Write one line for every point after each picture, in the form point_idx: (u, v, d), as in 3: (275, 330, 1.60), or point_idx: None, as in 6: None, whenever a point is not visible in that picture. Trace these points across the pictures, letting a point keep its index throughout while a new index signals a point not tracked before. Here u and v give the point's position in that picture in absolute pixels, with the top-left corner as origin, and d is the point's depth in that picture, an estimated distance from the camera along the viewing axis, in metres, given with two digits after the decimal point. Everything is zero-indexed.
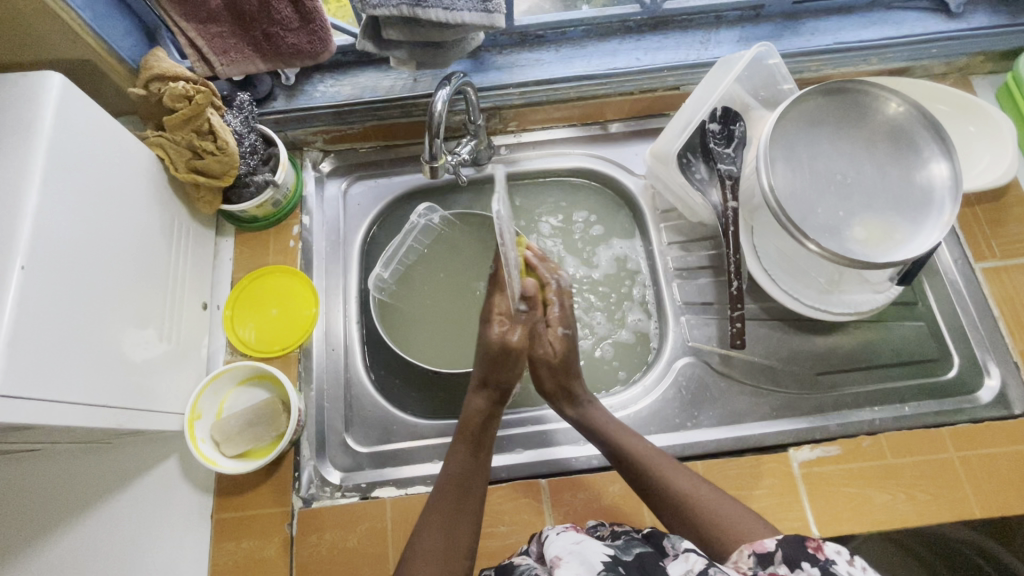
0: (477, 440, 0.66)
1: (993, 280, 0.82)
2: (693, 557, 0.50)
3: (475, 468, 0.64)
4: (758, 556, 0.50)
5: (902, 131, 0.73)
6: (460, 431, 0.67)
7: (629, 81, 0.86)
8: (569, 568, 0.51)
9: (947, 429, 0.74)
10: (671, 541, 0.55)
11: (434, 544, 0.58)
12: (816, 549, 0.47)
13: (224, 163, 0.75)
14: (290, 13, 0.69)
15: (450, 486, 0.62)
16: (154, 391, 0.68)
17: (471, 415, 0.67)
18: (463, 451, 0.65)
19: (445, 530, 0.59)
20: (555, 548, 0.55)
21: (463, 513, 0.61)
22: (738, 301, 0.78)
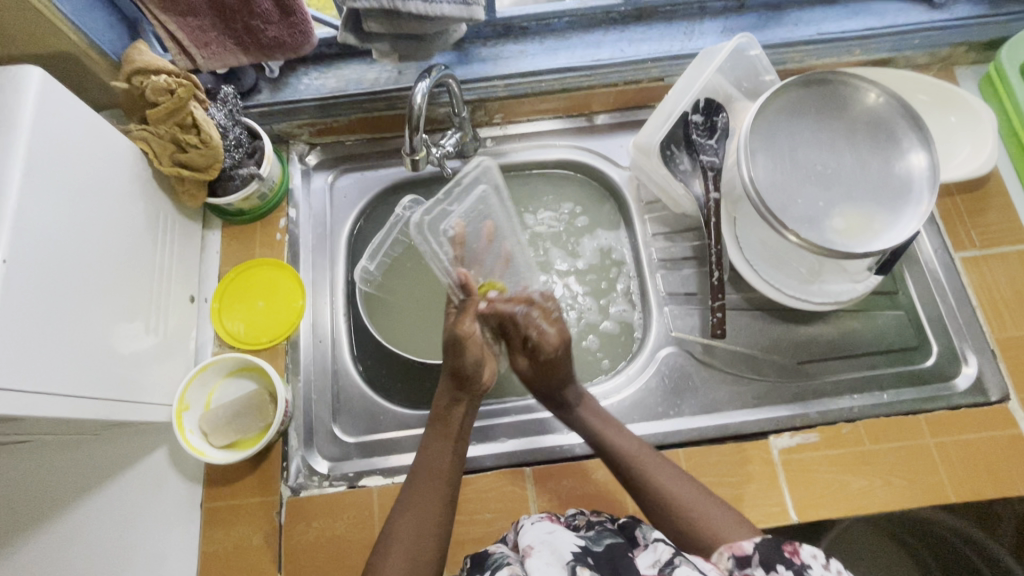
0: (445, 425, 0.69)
1: (972, 270, 0.83)
2: (660, 547, 0.53)
3: (447, 449, 0.67)
4: (737, 559, 0.55)
5: (881, 121, 0.74)
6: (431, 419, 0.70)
7: (612, 72, 0.87)
8: (541, 558, 0.53)
9: (924, 417, 0.76)
10: (642, 531, 0.58)
11: (410, 525, 0.62)
12: (793, 552, 0.53)
13: (209, 157, 0.75)
14: (270, 6, 0.70)
15: (423, 474, 0.66)
16: (141, 384, 0.69)
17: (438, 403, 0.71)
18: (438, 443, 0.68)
19: (421, 513, 0.63)
20: (528, 536, 0.56)
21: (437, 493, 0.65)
22: (720, 291, 0.80)
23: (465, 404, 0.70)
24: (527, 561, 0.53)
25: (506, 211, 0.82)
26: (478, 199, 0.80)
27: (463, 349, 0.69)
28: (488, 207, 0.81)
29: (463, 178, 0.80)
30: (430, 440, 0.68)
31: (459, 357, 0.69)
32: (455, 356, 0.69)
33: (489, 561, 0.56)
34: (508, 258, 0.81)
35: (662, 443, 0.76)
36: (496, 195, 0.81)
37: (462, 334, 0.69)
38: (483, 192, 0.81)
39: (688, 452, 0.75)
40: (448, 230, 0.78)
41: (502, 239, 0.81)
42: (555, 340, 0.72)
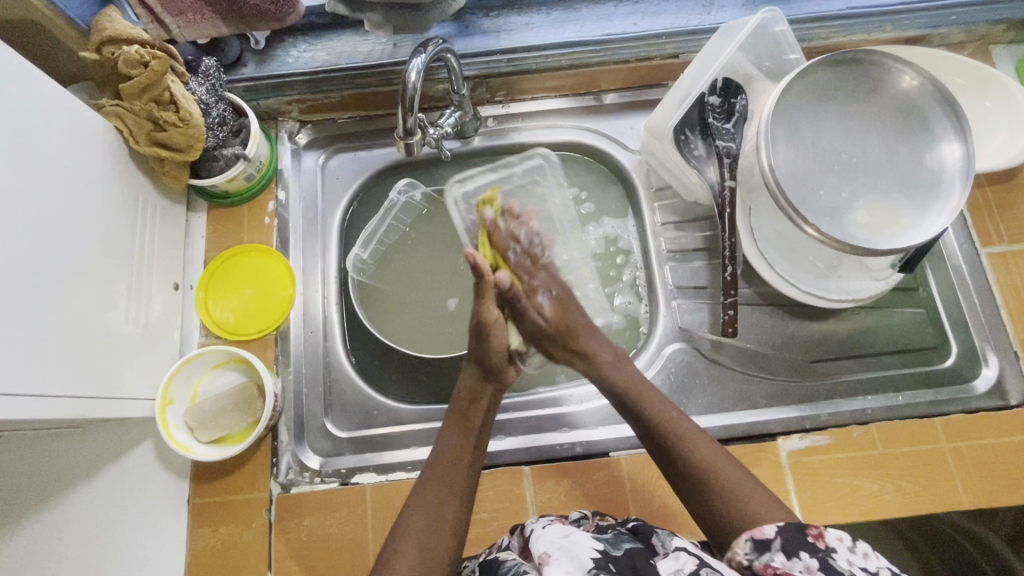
0: (467, 419, 0.64)
1: (998, 266, 0.79)
2: (683, 557, 0.50)
3: (466, 447, 0.63)
4: (755, 543, 0.51)
5: (914, 106, 0.68)
6: (451, 410, 0.65)
7: (624, 48, 0.80)
8: (561, 565, 0.50)
9: (940, 420, 0.73)
10: (660, 538, 0.54)
11: (422, 523, 0.57)
12: (817, 536, 0.48)
13: (189, 135, 0.70)
14: None
15: (438, 468, 0.61)
16: (122, 379, 0.65)
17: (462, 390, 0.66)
18: (454, 432, 0.64)
19: (433, 511, 0.58)
20: (542, 543, 0.53)
21: (456, 491, 0.60)
22: (732, 287, 0.76)
23: (489, 399, 0.66)
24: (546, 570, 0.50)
25: (554, 191, 0.83)
26: (530, 182, 0.83)
27: (487, 338, 0.65)
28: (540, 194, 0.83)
29: (520, 176, 0.82)
30: (448, 433, 0.64)
31: (483, 346, 0.66)
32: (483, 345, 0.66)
33: (501, 569, 0.53)
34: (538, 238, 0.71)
35: None
36: (546, 179, 0.83)
37: (488, 322, 0.65)
38: (535, 179, 0.83)
39: None
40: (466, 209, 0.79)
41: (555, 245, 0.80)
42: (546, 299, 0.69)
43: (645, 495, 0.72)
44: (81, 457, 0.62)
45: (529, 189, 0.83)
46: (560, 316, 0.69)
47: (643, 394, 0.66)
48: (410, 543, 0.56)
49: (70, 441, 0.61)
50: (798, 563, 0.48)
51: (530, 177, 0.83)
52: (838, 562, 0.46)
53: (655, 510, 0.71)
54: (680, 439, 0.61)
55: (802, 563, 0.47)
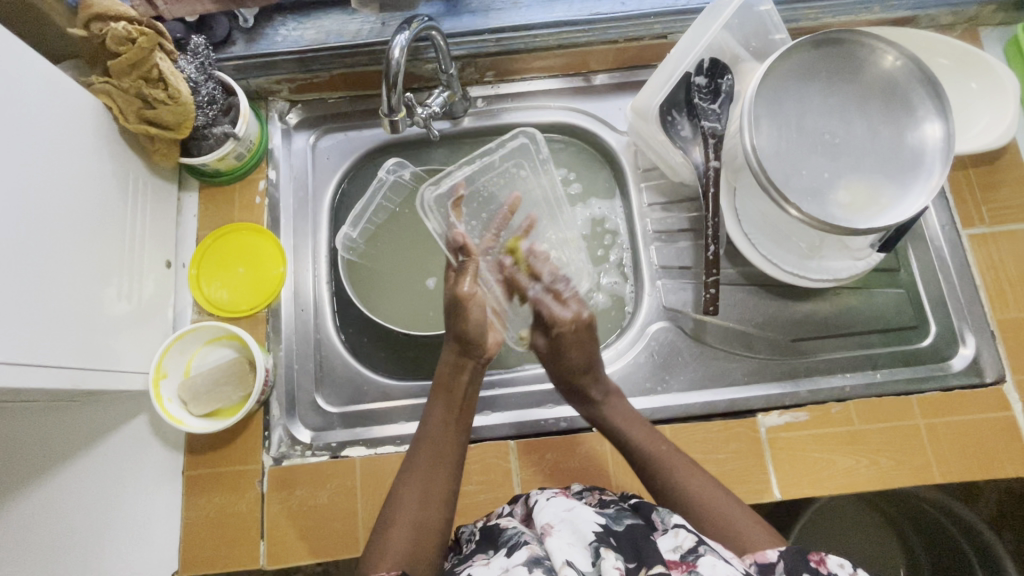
0: (451, 392, 0.66)
1: (978, 247, 0.80)
2: (682, 534, 0.51)
3: (450, 420, 0.64)
4: (759, 566, 0.51)
5: (897, 86, 0.69)
6: (434, 386, 0.67)
7: (612, 27, 0.81)
8: (562, 537, 0.51)
9: (917, 397, 0.74)
10: (660, 515, 0.55)
11: (414, 491, 0.58)
12: (818, 562, 0.48)
13: (179, 114, 0.71)
14: None
15: (426, 443, 0.62)
16: (117, 353, 0.67)
17: (443, 370, 0.68)
18: (440, 407, 0.65)
19: (423, 481, 0.59)
20: (546, 515, 0.55)
21: (444, 461, 0.61)
22: (714, 266, 0.76)
23: (469, 372, 0.68)
24: (547, 540, 0.52)
25: (535, 174, 0.80)
26: (508, 169, 0.80)
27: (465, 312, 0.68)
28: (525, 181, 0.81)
29: (501, 163, 0.80)
30: (433, 409, 0.65)
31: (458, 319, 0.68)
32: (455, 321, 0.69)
33: (503, 538, 0.56)
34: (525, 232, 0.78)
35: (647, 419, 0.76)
36: (530, 161, 0.80)
37: (464, 294, 0.68)
38: (518, 161, 0.80)
39: (674, 427, 0.74)
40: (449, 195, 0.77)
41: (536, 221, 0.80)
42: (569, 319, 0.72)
43: (627, 468, 0.74)
44: (78, 427, 0.64)
45: (504, 175, 0.81)
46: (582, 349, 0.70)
47: (632, 429, 0.69)
48: (403, 515, 0.56)
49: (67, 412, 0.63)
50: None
51: (510, 163, 0.80)
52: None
53: (636, 483, 0.73)
54: (652, 458, 0.65)
55: None
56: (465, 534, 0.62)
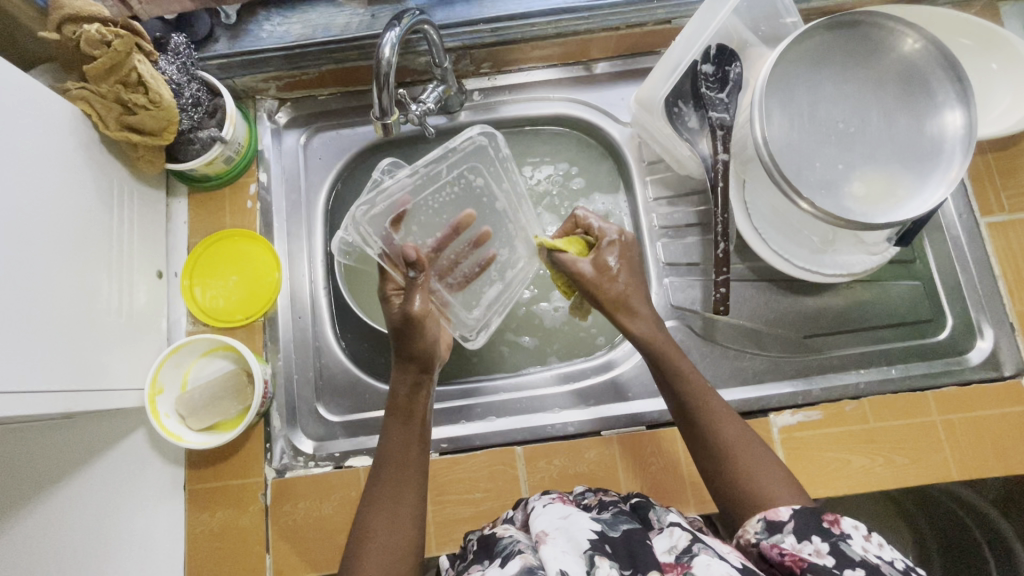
0: (410, 414, 0.62)
1: (998, 236, 0.77)
2: (677, 533, 0.49)
3: (412, 439, 0.60)
4: (768, 522, 0.49)
5: (916, 71, 0.66)
6: (392, 407, 0.62)
7: (613, 13, 0.77)
8: (556, 545, 0.48)
9: (933, 393, 0.72)
10: (657, 513, 0.53)
11: (382, 520, 0.55)
12: (833, 523, 0.46)
13: (160, 118, 0.68)
14: None
15: (387, 469, 0.58)
16: (110, 370, 0.65)
17: (400, 387, 0.63)
18: (398, 428, 0.61)
19: (391, 510, 0.56)
20: (541, 522, 0.52)
21: (408, 485, 0.57)
22: (724, 264, 0.74)
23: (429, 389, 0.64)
24: (542, 548, 0.48)
25: (495, 176, 0.74)
26: (462, 177, 0.74)
27: (423, 329, 0.64)
28: (479, 191, 0.75)
29: (450, 173, 0.74)
30: (390, 432, 0.61)
31: (411, 340, 0.64)
32: (405, 340, 0.64)
33: (498, 547, 0.52)
34: (459, 226, 0.74)
35: (657, 421, 0.74)
36: (487, 166, 0.74)
37: (419, 313, 0.63)
38: (473, 163, 0.74)
39: None
40: (392, 206, 0.71)
41: (479, 222, 0.75)
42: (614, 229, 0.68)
43: (635, 471, 0.72)
44: (74, 447, 0.62)
45: (455, 185, 0.74)
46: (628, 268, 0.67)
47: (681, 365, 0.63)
48: (373, 544, 0.53)
49: (60, 433, 0.61)
50: (809, 546, 0.45)
51: (464, 166, 0.74)
52: (849, 546, 0.44)
53: (645, 488, 0.72)
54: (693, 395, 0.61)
55: (811, 547, 0.45)
56: (471, 543, 0.58)
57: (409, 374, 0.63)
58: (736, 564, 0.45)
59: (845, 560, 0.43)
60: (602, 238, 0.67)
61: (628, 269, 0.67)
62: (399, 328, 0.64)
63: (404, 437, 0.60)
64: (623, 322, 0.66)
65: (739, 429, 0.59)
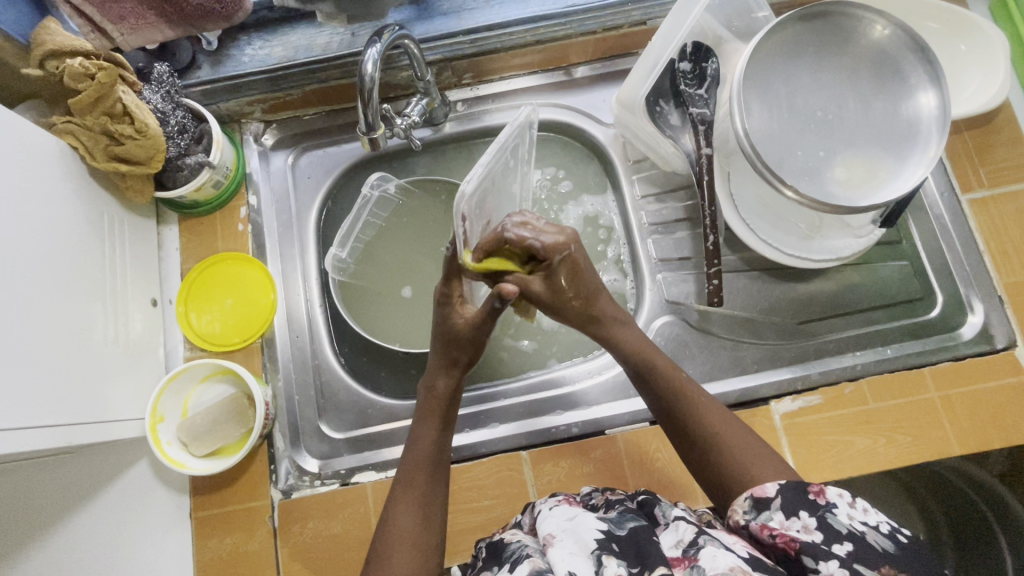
0: (443, 414, 0.63)
1: (979, 212, 0.78)
2: (682, 527, 0.50)
3: (442, 440, 0.62)
4: (755, 500, 0.50)
5: (887, 56, 0.67)
6: (424, 404, 0.63)
7: (589, 18, 0.78)
8: (564, 547, 0.49)
9: (928, 370, 0.73)
10: (662, 508, 0.54)
11: (411, 520, 0.57)
12: (817, 494, 0.48)
13: (148, 148, 0.68)
14: None
15: (420, 465, 0.60)
16: (110, 401, 0.65)
17: (437, 383, 0.63)
18: (431, 427, 0.62)
19: (419, 512, 0.57)
20: (548, 524, 0.53)
21: (437, 486, 0.59)
22: (715, 256, 0.75)
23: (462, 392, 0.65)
24: (549, 551, 0.49)
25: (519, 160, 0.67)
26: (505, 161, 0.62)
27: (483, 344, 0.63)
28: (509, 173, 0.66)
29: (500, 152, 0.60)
30: (423, 429, 0.61)
31: (449, 339, 0.62)
32: (455, 349, 0.62)
33: (506, 552, 0.52)
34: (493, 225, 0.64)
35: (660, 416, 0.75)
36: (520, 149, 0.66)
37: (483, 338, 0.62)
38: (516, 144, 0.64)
39: None
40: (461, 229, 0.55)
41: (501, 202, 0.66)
42: (565, 238, 0.60)
43: (642, 467, 0.73)
44: (76, 482, 0.61)
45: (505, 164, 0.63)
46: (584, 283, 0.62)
47: (658, 361, 0.62)
48: (400, 546, 0.55)
49: (61, 469, 0.60)
50: (797, 522, 0.47)
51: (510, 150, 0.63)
52: (837, 521, 0.46)
53: (653, 484, 0.72)
54: (680, 402, 0.60)
55: (800, 522, 0.47)
56: (478, 552, 0.58)
57: (451, 374, 0.63)
58: (741, 553, 0.46)
59: (833, 534, 0.45)
60: (551, 258, 0.58)
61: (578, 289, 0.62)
62: (463, 342, 0.62)
63: (435, 437, 0.61)
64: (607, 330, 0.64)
65: (734, 425, 0.58)
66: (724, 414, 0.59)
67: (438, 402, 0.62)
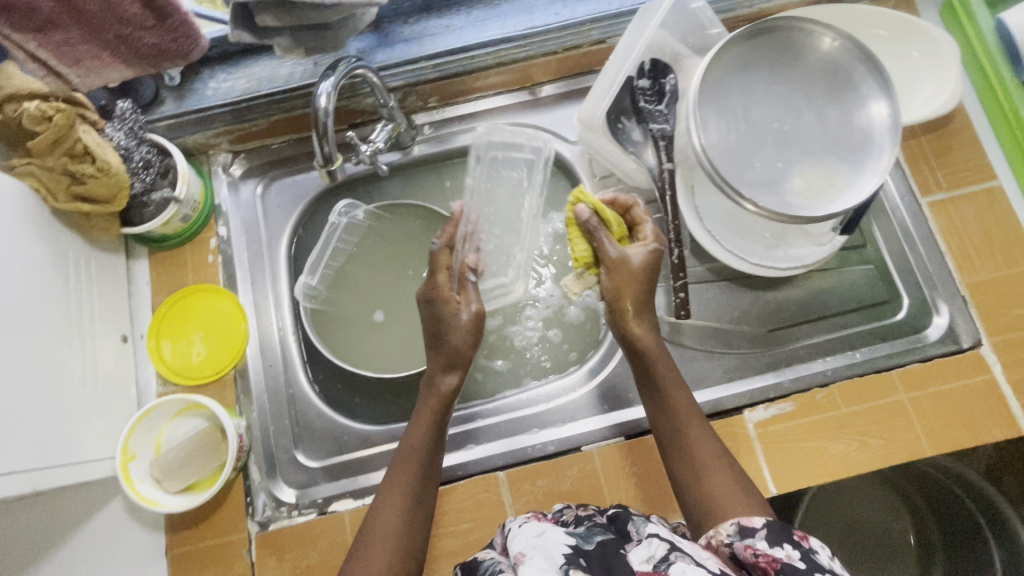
0: (440, 414, 0.66)
1: (939, 214, 0.79)
2: (655, 543, 0.49)
3: (436, 439, 0.65)
4: (740, 527, 0.52)
5: (840, 68, 0.69)
6: (425, 399, 0.66)
7: (549, 39, 0.79)
8: (534, 564, 0.48)
9: (897, 373, 0.74)
10: (636, 524, 0.54)
11: (394, 515, 0.60)
12: (802, 537, 0.48)
13: (112, 185, 0.68)
14: (140, 10, 0.63)
15: (411, 460, 0.63)
16: (80, 440, 0.64)
17: (438, 380, 0.67)
18: (427, 424, 0.65)
19: (402, 513, 0.60)
20: (518, 542, 0.52)
21: (427, 485, 0.63)
22: (680, 270, 0.77)
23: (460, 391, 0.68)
24: (520, 570, 0.48)
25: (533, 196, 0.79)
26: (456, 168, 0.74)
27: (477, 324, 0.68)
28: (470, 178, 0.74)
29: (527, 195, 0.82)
30: (418, 426, 0.65)
31: (455, 330, 0.66)
32: (451, 345, 0.66)
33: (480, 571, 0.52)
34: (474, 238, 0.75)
35: (635, 430, 0.75)
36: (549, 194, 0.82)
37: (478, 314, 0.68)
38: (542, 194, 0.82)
39: None
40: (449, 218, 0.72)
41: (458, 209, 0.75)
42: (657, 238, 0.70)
43: (619, 483, 0.73)
44: None
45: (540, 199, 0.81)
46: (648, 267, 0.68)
47: (668, 379, 0.65)
48: (381, 540, 0.58)
49: None
50: (779, 551, 0.47)
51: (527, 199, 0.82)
52: (820, 559, 0.46)
53: (630, 499, 0.72)
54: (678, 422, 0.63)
55: (782, 552, 0.47)
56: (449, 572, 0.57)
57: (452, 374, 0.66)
58: (713, 570, 0.47)
59: (815, 567, 0.45)
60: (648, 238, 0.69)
61: (642, 279, 0.66)
62: (472, 339, 0.67)
63: (431, 438, 0.65)
64: (631, 327, 0.66)
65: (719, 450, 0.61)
66: (715, 443, 0.62)
67: (438, 399, 0.66)
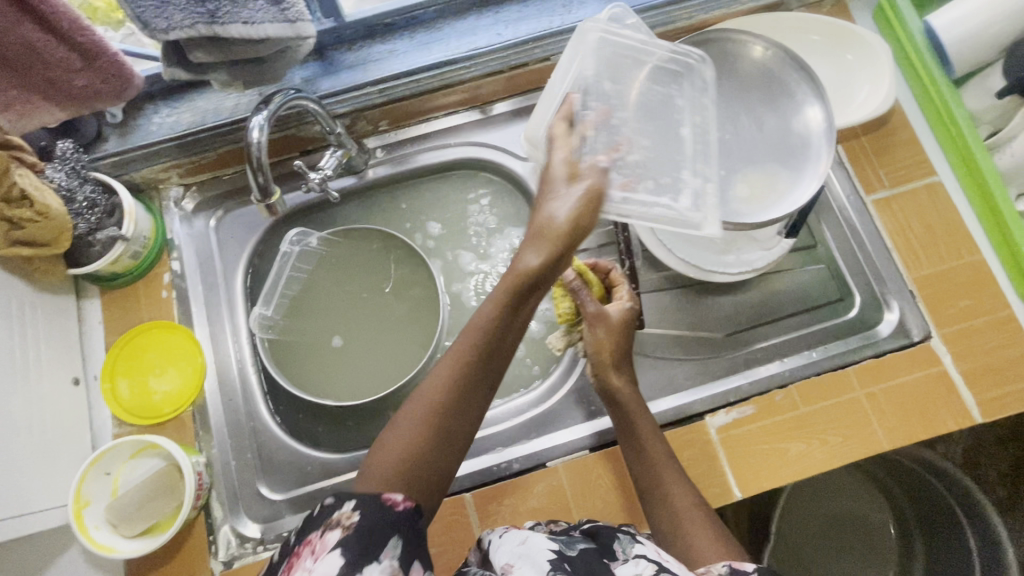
0: (518, 295, 0.51)
1: (884, 211, 0.81)
2: (642, 562, 0.49)
3: (511, 319, 0.52)
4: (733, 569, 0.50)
5: (773, 76, 0.71)
6: (505, 278, 0.52)
7: (492, 59, 0.81)
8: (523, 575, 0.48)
9: (853, 370, 0.75)
10: (621, 544, 0.52)
11: (437, 393, 0.51)
12: None
13: (52, 228, 0.67)
14: (67, 53, 0.61)
15: (471, 338, 0.52)
16: (24, 492, 0.63)
17: (528, 257, 0.51)
18: (504, 303, 0.52)
19: (445, 390, 0.51)
20: (502, 555, 0.51)
21: (480, 368, 0.52)
22: (632, 281, 0.79)
23: (542, 288, 0.52)
24: None
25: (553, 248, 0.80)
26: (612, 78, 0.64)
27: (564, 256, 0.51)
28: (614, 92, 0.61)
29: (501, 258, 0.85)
30: (487, 303, 0.52)
31: (547, 202, 0.51)
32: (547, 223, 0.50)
33: None
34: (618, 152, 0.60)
35: (599, 442, 0.75)
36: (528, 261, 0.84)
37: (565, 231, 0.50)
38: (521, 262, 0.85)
39: None
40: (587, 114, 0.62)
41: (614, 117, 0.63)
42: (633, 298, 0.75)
43: (586, 497, 0.72)
44: None
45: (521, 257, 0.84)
46: (626, 323, 0.72)
47: (637, 418, 0.68)
48: (418, 417, 0.51)
49: None
50: None
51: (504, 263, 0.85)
52: None
53: (597, 512, 0.72)
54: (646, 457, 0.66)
55: None
56: None
57: (540, 248, 0.50)
58: None
59: None
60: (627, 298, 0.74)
61: (618, 333, 0.71)
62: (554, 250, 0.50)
63: (503, 323, 0.52)
64: (610, 377, 0.70)
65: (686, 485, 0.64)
66: (680, 477, 0.64)
67: (521, 278, 0.50)
